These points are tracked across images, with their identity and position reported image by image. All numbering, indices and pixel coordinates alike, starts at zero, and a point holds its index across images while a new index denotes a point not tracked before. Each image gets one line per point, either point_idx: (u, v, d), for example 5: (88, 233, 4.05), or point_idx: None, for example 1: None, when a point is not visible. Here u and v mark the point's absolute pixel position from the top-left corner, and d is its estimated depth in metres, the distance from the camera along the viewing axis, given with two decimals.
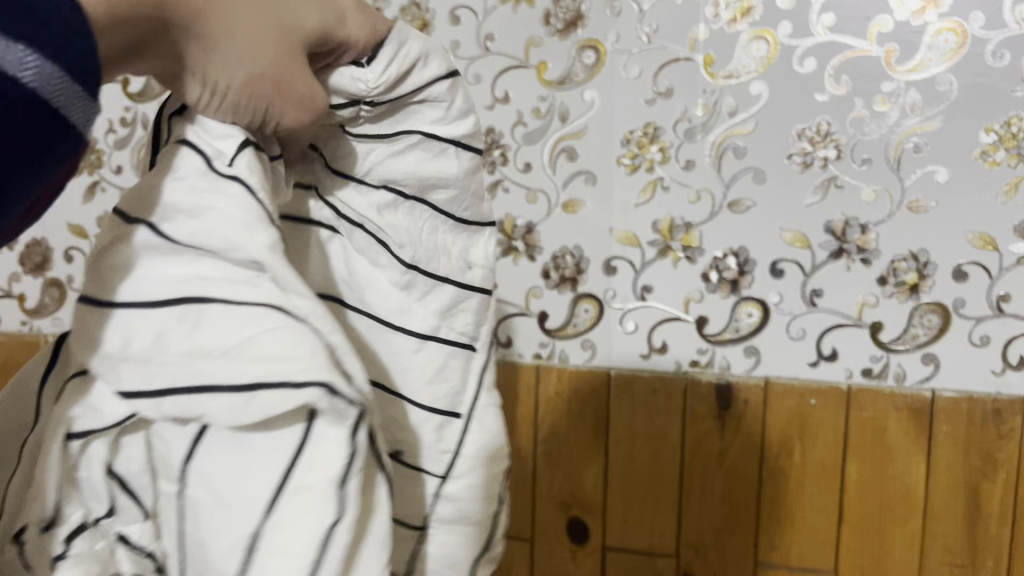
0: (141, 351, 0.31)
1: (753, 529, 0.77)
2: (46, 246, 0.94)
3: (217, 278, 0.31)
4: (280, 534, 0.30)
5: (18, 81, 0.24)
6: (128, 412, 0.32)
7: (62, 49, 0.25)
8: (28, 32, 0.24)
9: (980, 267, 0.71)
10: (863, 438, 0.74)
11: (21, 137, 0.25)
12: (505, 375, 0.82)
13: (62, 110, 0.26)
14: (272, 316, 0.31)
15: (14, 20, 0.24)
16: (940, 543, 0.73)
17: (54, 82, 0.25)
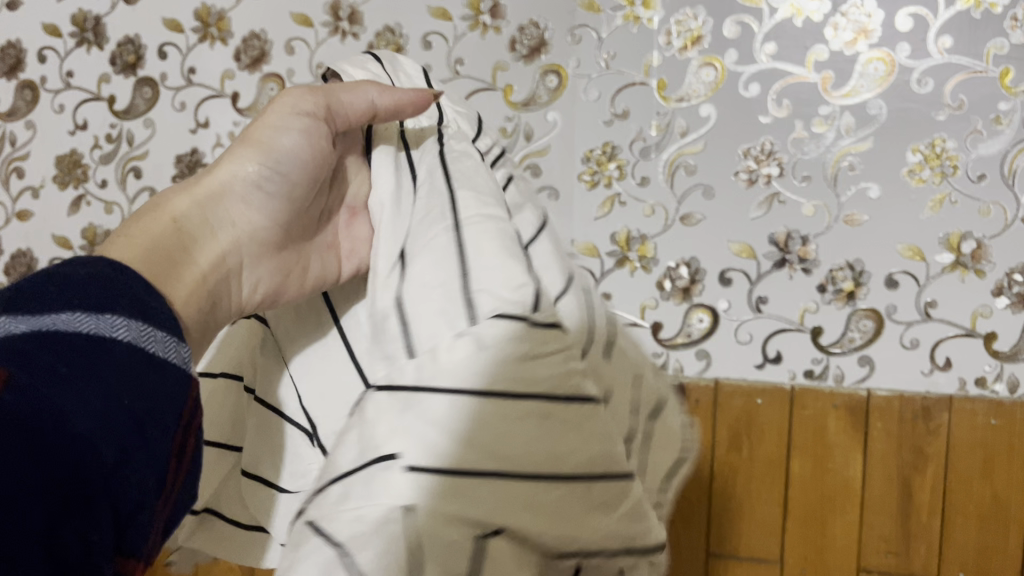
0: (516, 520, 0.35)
1: (706, 524, 0.82)
2: (32, 257, 0.97)
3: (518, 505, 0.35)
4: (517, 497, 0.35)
5: (116, 338, 0.35)
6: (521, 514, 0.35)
7: (154, 308, 0.38)
8: (111, 304, 0.36)
9: (910, 276, 0.78)
10: (805, 435, 0.80)
11: (134, 410, 0.34)
12: None
13: (155, 350, 0.36)
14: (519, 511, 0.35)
15: (120, 303, 0.36)
16: (875, 533, 0.79)
17: (144, 334, 0.36)
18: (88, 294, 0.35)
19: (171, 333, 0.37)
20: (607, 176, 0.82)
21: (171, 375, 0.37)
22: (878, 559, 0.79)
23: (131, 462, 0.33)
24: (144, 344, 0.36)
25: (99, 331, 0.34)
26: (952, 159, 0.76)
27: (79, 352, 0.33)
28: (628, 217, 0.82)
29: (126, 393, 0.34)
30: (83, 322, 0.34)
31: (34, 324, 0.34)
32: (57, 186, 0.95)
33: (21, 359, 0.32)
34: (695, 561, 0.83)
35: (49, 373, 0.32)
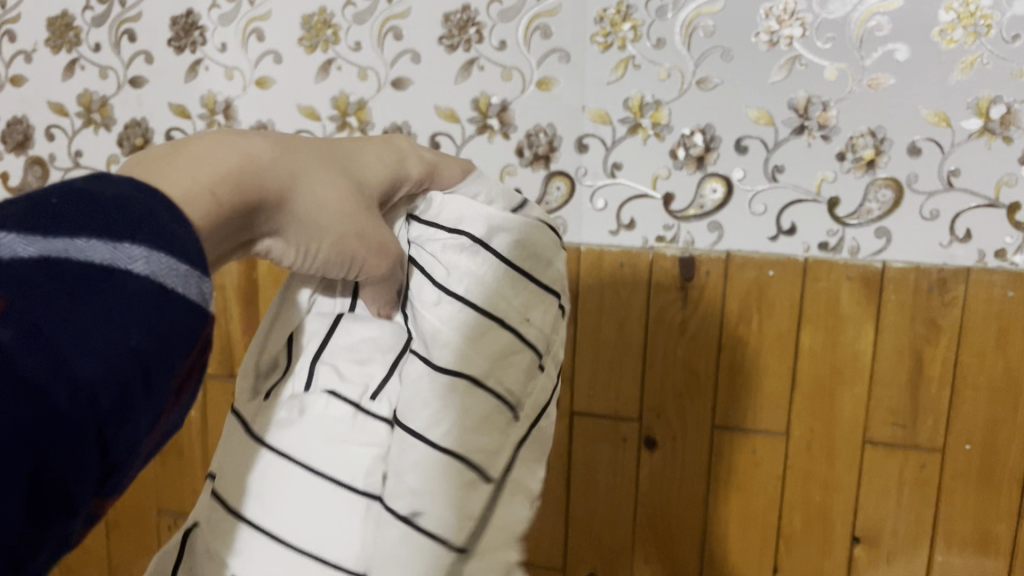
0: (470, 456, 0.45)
1: (712, 394, 0.83)
2: (28, 124, 0.94)
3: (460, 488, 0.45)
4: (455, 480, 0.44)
5: (133, 272, 0.31)
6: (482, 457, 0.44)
7: (170, 240, 0.33)
8: (129, 233, 0.32)
9: (934, 143, 0.75)
10: (817, 307, 0.79)
11: (144, 356, 0.31)
12: (620, 333, 0.84)
13: (175, 287, 0.33)
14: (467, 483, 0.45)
15: (139, 234, 0.32)
16: (883, 406, 0.79)
17: (161, 267, 0.32)
18: (100, 218, 0.32)
19: (192, 266, 0.34)
20: (620, 38, 0.78)
21: (188, 318, 0.33)
22: (884, 431, 0.79)
23: (131, 411, 0.31)
24: (164, 282, 0.32)
25: (110, 266, 0.31)
26: (987, 17, 0.71)
27: (91, 288, 0.30)
28: (641, 81, 0.79)
29: (135, 334, 0.31)
30: (95, 250, 0.31)
31: (44, 247, 0.30)
32: (49, 50, 0.92)
33: (28, 292, 0.28)
34: (700, 431, 0.84)
35: (54, 306, 0.29)
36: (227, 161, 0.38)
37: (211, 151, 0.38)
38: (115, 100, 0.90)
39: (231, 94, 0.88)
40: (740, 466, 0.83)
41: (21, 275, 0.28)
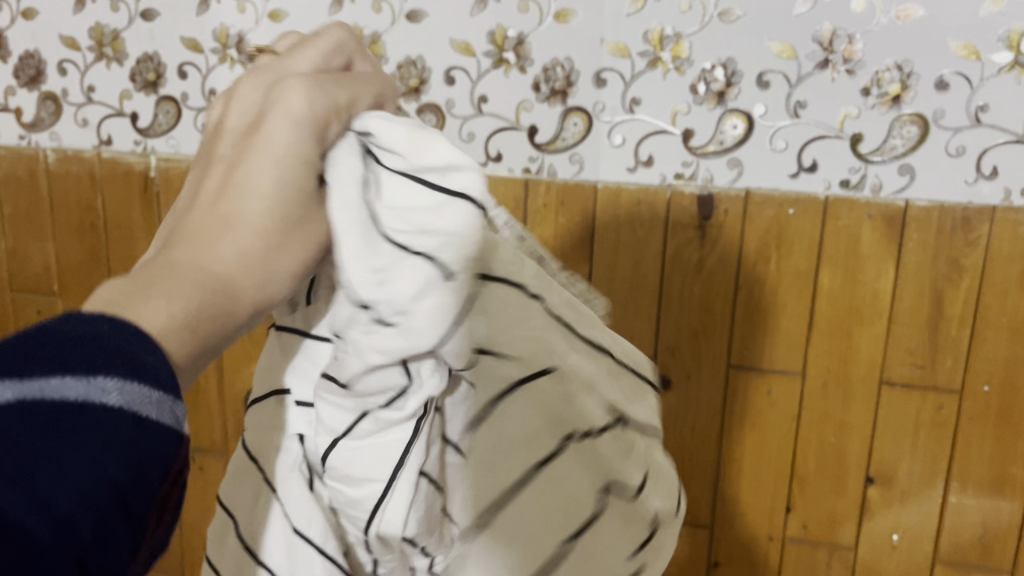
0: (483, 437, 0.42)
1: (729, 334, 0.82)
2: (40, 59, 0.93)
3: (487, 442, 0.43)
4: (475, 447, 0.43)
5: (107, 407, 0.27)
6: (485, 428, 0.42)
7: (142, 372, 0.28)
8: (102, 366, 0.27)
9: (962, 77, 0.72)
10: (838, 246, 0.78)
11: (120, 491, 0.26)
12: (635, 272, 0.83)
13: (151, 417, 0.28)
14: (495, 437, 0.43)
15: (112, 367, 0.27)
16: (902, 347, 0.78)
17: (137, 401, 0.28)
18: (75, 352, 0.27)
19: (167, 394, 0.29)
20: None
21: (170, 448, 0.28)
22: (902, 372, 0.78)
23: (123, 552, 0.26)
24: (142, 412, 0.28)
25: (78, 401, 0.26)
26: None
27: (60, 423, 0.25)
28: (661, 13, 0.77)
29: (108, 466, 0.26)
30: (65, 388, 0.26)
31: (16, 389, 0.25)
32: None
33: None
34: (715, 371, 0.83)
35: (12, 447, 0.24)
36: (187, 283, 0.34)
37: (169, 285, 0.33)
38: (127, 34, 0.89)
39: (243, 27, 0.86)
40: (755, 407, 0.83)
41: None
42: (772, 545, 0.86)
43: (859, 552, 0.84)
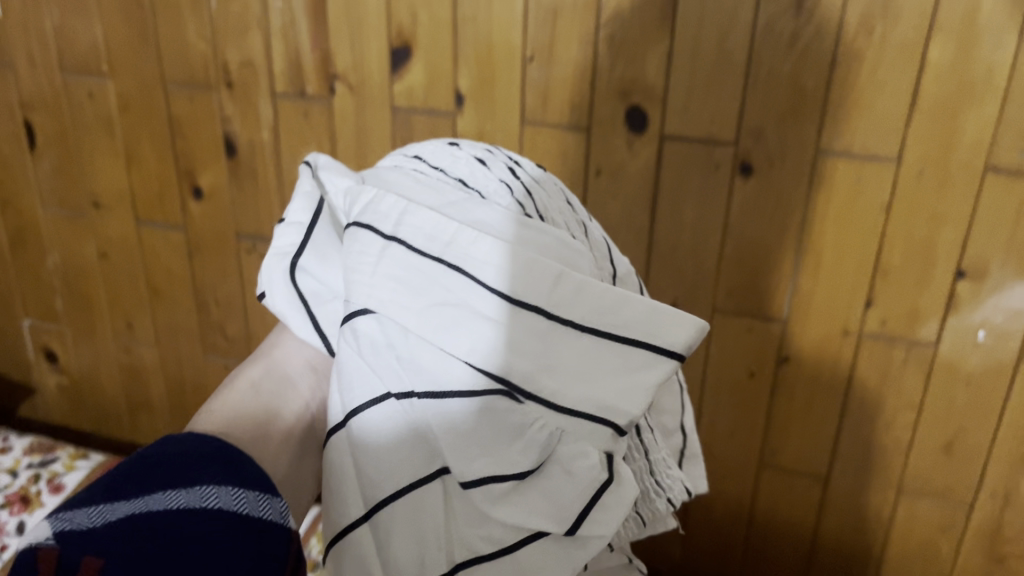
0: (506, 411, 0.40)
1: (819, 115, 0.75)
2: None
3: (482, 426, 0.40)
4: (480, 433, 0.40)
5: (205, 508, 0.38)
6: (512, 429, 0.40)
7: (241, 473, 0.41)
8: (192, 480, 0.39)
9: None
10: (954, 15, 0.69)
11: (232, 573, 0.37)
12: (722, 46, 0.76)
13: (251, 512, 0.39)
14: (501, 403, 0.40)
15: (207, 477, 0.40)
16: (1012, 129, 0.71)
17: (234, 498, 0.39)
18: (175, 472, 0.39)
19: (264, 491, 0.41)
20: None
21: (273, 534, 0.40)
22: (1010, 157, 0.72)
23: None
24: (237, 509, 0.39)
25: (183, 506, 0.38)
26: None
27: (166, 530, 0.37)
28: None
29: (216, 562, 0.37)
30: (175, 498, 0.38)
31: (126, 508, 0.37)
32: None
33: (117, 550, 0.35)
34: (800, 157, 0.77)
35: (133, 558, 0.35)
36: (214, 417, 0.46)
37: (214, 406, 0.47)
38: None
39: None
40: (842, 195, 0.78)
41: (116, 537, 0.36)
42: (847, 341, 0.83)
43: (939, 349, 0.81)
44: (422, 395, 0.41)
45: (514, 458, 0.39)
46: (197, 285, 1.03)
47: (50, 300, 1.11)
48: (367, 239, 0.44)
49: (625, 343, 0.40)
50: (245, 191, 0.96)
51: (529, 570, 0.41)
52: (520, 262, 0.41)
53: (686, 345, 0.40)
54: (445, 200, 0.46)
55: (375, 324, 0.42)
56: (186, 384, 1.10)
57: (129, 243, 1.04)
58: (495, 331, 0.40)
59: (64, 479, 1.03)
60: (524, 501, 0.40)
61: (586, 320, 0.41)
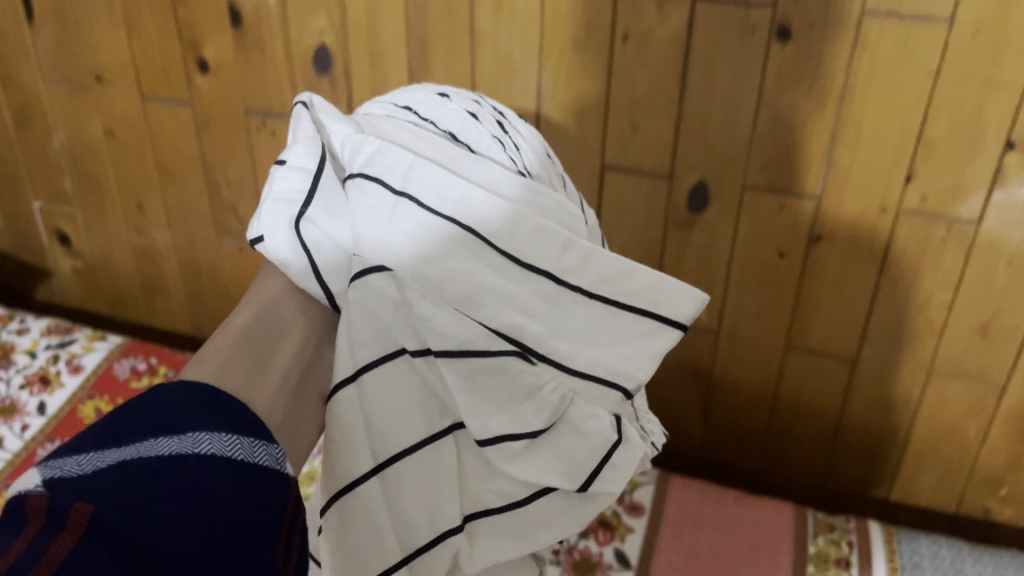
0: (520, 372, 0.42)
1: None
2: None
3: (498, 381, 0.42)
4: (493, 393, 0.42)
5: (200, 453, 0.37)
6: (527, 385, 0.42)
7: (231, 416, 0.40)
8: (183, 425, 0.38)
9: None
10: None
11: (231, 519, 0.36)
12: None
13: (245, 458, 0.38)
14: (517, 362, 0.42)
15: (198, 422, 0.38)
16: None
17: (226, 443, 0.38)
18: (165, 419, 0.38)
19: (256, 437, 0.40)
20: None
21: (266, 480, 0.39)
22: None
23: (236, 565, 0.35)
24: (230, 454, 0.38)
25: (179, 453, 0.37)
26: None
27: (162, 477, 0.35)
28: None
29: (216, 506, 0.36)
30: (165, 444, 0.37)
31: (117, 454, 0.35)
32: None
33: (114, 496, 0.34)
34: (844, 18, 0.72)
35: (132, 503, 0.34)
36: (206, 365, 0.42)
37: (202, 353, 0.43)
38: None
39: None
40: (887, 60, 0.72)
41: (105, 483, 0.34)
42: (884, 218, 0.79)
43: (982, 226, 0.77)
44: (437, 354, 0.42)
45: (527, 416, 0.42)
46: (207, 164, 1.00)
47: (58, 180, 1.08)
48: (383, 196, 0.43)
49: (631, 311, 0.44)
50: (253, 64, 0.91)
51: (536, 522, 0.44)
52: (529, 227, 0.44)
53: (689, 316, 0.44)
54: (447, 154, 0.48)
55: (389, 281, 0.43)
56: (200, 267, 1.09)
57: (135, 120, 1.00)
58: (509, 291, 0.42)
59: (83, 360, 1.04)
60: (537, 459, 0.43)
61: (595, 288, 0.43)
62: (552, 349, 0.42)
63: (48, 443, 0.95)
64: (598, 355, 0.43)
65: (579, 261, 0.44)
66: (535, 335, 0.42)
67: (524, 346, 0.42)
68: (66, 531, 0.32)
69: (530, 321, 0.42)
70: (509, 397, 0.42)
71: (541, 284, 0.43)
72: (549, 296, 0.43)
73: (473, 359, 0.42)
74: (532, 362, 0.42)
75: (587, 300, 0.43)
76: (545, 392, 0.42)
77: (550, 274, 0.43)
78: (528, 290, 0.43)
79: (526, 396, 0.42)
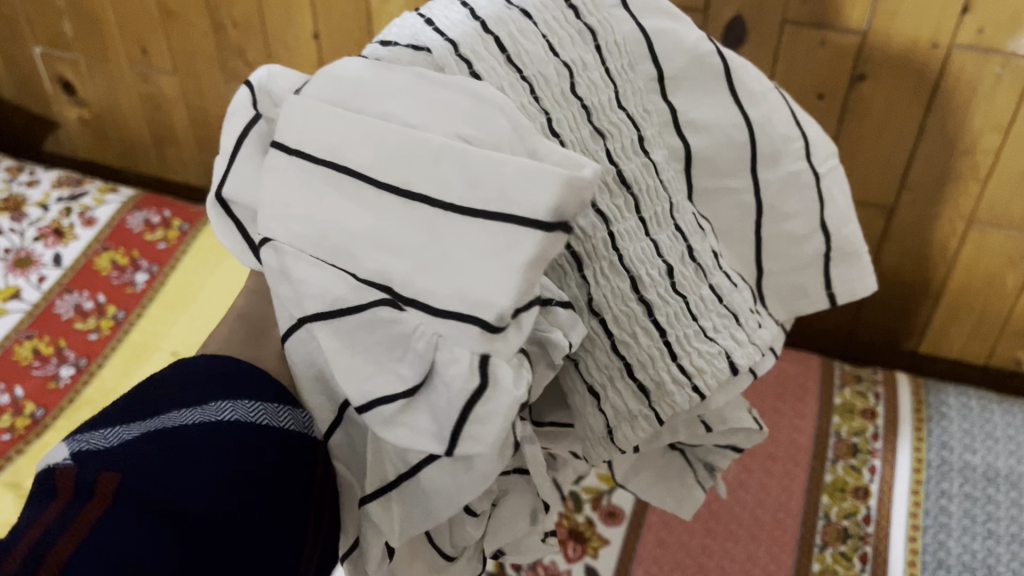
0: (394, 322, 0.34)
1: None
2: None
3: (367, 334, 0.34)
4: (366, 348, 0.35)
5: (221, 421, 0.35)
6: (400, 330, 0.34)
7: (257, 386, 0.37)
8: (208, 396, 0.36)
9: None
10: None
11: (245, 483, 0.33)
12: None
13: (269, 422, 0.36)
14: (386, 310, 0.34)
15: (223, 392, 0.36)
16: None
17: (250, 410, 0.36)
18: (191, 391, 0.36)
19: (283, 403, 0.37)
20: None
21: (291, 443, 0.36)
22: None
23: (250, 531, 0.33)
24: (253, 419, 0.35)
25: (198, 420, 0.34)
26: None
27: (179, 444, 0.33)
28: None
29: (229, 469, 0.33)
30: (187, 413, 0.35)
31: (140, 426, 0.34)
32: None
33: (131, 461, 0.32)
34: None
35: (146, 469, 0.32)
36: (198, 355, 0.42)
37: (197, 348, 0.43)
38: None
39: None
40: None
41: (123, 451, 0.32)
42: (936, 54, 0.74)
43: None
44: (309, 317, 0.35)
45: (400, 371, 0.34)
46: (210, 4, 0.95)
47: (58, 25, 1.03)
48: (268, 158, 0.37)
49: (509, 219, 0.32)
50: None
51: (432, 490, 0.35)
52: (398, 144, 0.34)
53: (551, 209, 0.32)
54: (383, 78, 0.37)
55: (274, 255, 0.36)
56: (209, 115, 1.05)
57: None
58: (374, 230, 0.34)
59: (96, 213, 1.02)
60: (415, 419, 0.34)
61: (471, 200, 0.33)
62: (421, 289, 0.33)
63: (67, 294, 0.94)
64: (470, 285, 0.32)
65: (449, 167, 0.34)
66: (405, 274, 0.34)
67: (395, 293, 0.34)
68: (94, 500, 0.31)
69: (399, 261, 0.34)
70: (379, 350, 0.34)
71: (410, 209, 0.34)
72: (423, 224, 0.34)
73: (343, 316, 0.35)
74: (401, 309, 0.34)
75: (461, 218, 0.33)
76: (417, 342, 0.34)
77: (421, 198, 0.34)
78: (396, 214, 0.34)
79: (398, 351, 0.34)
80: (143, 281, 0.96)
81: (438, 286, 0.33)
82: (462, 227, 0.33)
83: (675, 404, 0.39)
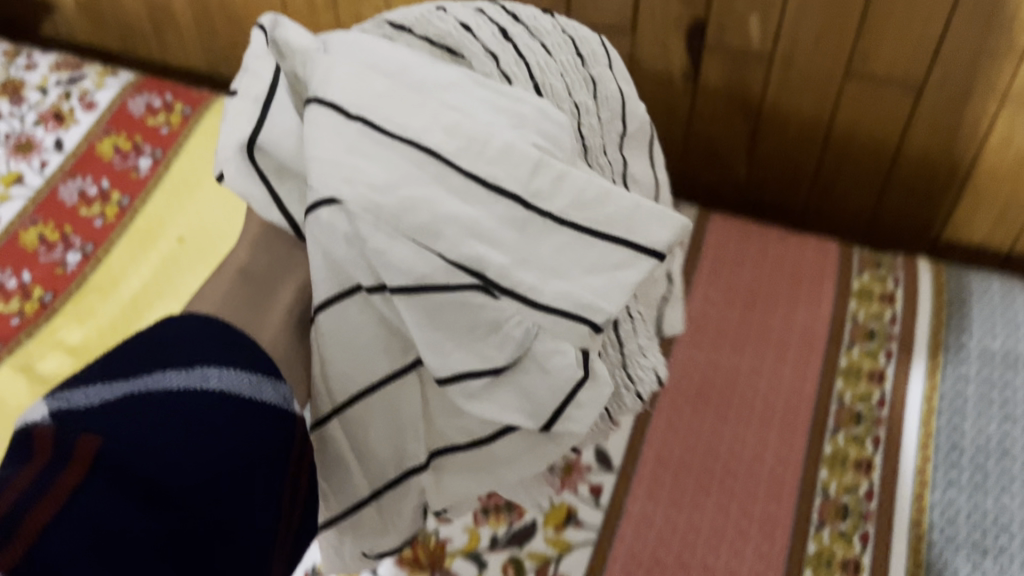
0: (483, 303, 0.42)
1: None
2: None
3: (456, 308, 0.42)
4: (455, 321, 0.42)
5: (204, 390, 0.40)
6: (491, 323, 0.42)
7: (240, 354, 0.42)
8: (193, 360, 0.41)
9: None
10: None
11: (223, 453, 0.38)
12: None
13: (249, 395, 0.41)
14: (478, 296, 0.42)
15: (205, 357, 0.41)
16: None
17: (232, 380, 0.41)
18: (181, 352, 0.41)
19: (264, 374, 0.42)
20: None
21: (266, 415, 0.41)
22: None
23: (221, 491, 0.38)
24: (233, 391, 0.40)
25: (184, 388, 0.39)
26: None
27: (163, 411, 0.38)
28: None
29: (208, 440, 0.38)
30: (171, 377, 0.40)
31: (127, 386, 0.39)
32: None
33: (114, 425, 0.37)
34: None
35: (129, 434, 0.37)
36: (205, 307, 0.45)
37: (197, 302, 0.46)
38: None
39: None
40: None
41: (109, 415, 0.38)
42: None
43: None
44: (392, 290, 0.42)
45: (489, 353, 0.42)
46: None
47: None
48: (314, 111, 0.44)
49: (609, 240, 0.44)
50: None
51: (502, 461, 0.47)
52: (495, 149, 0.43)
53: (665, 243, 0.44)
54: (430, 90, 0.46)
55: (341, 215, 0.42)
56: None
57: None
58: (465, 215, 0.42)
59: (96, 97, 0.99)
60: (505, 395, 0.43)
61: (570, 212, 0.44)
62: (519, 284, 0.42)
63: (70, 180, 0.92)
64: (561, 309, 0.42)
65: (554, 202, 0.44)
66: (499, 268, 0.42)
67: (486, 280, 0.42)
68: (74, 462, 0.36)
69: (486, 244, 0.42)
70: (469, 330, 0.42)
71: (501, 213, 0.43)
72: (513, 224, 0.43)
73: (438, 295, 0.42)
74: (493, 304, 0.42)
75: (559, 232, 0.43)
76: (511, 329, 0.42)
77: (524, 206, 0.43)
78: (487, 211, 0.43)
79: (489, 330, 0.42)
80: (146, 165, 0.94)
81: (537, 295, 0.42)
82: (559, 245, 0.43)
83: (625, 404, 0.52)
